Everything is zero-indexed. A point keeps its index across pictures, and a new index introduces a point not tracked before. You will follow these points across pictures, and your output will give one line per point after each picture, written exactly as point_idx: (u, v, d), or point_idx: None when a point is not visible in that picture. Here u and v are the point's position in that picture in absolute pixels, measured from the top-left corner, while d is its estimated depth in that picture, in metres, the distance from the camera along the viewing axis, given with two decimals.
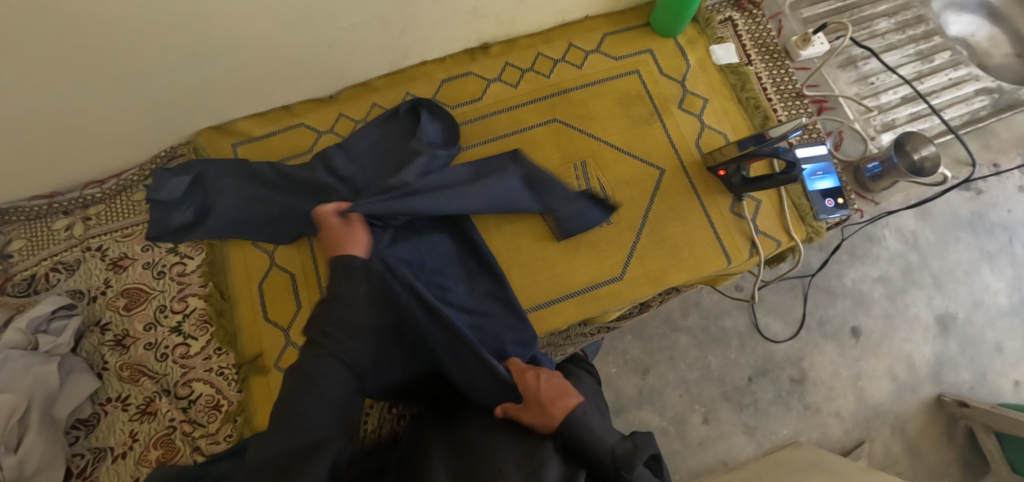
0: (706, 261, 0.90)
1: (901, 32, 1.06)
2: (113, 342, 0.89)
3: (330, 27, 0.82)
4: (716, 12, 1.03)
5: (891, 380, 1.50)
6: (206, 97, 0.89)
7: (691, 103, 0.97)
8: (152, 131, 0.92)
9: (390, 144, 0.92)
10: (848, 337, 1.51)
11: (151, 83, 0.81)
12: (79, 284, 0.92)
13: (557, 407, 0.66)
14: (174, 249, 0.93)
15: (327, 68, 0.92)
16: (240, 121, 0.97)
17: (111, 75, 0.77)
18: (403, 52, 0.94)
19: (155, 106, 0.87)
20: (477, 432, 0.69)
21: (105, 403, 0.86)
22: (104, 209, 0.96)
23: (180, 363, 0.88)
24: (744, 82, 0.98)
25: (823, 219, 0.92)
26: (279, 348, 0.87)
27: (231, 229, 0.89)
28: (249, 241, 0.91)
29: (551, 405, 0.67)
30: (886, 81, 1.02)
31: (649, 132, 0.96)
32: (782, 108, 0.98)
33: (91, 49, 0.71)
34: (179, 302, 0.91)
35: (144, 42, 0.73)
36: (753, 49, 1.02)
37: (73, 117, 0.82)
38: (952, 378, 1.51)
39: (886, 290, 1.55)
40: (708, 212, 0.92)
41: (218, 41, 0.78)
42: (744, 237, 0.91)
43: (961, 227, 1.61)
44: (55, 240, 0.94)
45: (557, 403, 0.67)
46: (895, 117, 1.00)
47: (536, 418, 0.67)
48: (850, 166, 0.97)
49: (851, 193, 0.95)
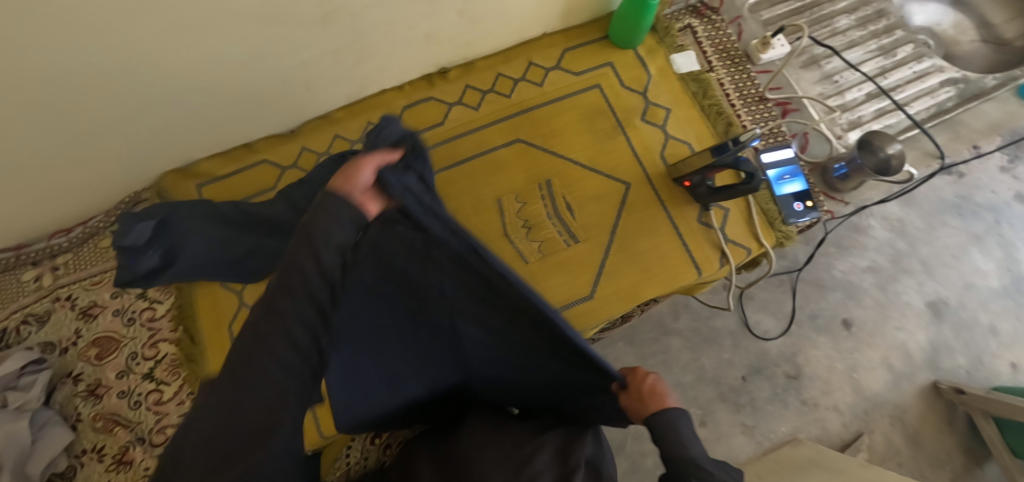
0: (677, 274, 0.89)
1: (862, 28, 1.06)
2: (85, 392, 0.88)
3: (281, 65, 0.82)
4: (675, 20, 1.02)
5: (888, 370, 1.48)
6: (165, 140, 0.88)
7: (654, 114, 0.97)
8: (114, 178, 0.92)
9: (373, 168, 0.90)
10: (840, 330, 1.50)
11: (106, 132, 0.81)
12: (50, 335, 0.92)
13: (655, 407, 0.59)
14: (143, 294, 0.93)
15: (284, 103, 0.91)
16: (202, 162, 0.96)
17: (63, 129, 0.77)
18: (360, 82, 0.94)
19: (113, 154, 0.86)
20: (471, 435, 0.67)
21: (80, 455, 0.86)
22: (71, 258, 0.95)
23: (154, 409, 0.87)
24: (705, 89, 0.98)
25: (792, 224, 0.92)
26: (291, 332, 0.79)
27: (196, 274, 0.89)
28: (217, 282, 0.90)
29: (651, 400, 0.60)
30: (850, 78, 1.02)
31: (613, 146, 0.95)
32: (746, 113, 0.97)
33: (40, 107, 0.71)
34: (150, 348, 0.90)
35: (92, 94, 0.73)
36: (714, 55, 1.01)
37: (31, 172, 0.82)
38: (948, 365, 1.50)
39: (876, 280, 1.54)
40: (676, 224, 0.91)
41: (168, 87, 0.77)
42: (714, 247, 0.90)
43: (947, 212, 1.60)
44: (24, 291, 0.94)
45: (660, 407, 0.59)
46: (860, 114, 1.00)
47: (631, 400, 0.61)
48: (817, 167, 0.96)
49: (820, 195, 0.95)
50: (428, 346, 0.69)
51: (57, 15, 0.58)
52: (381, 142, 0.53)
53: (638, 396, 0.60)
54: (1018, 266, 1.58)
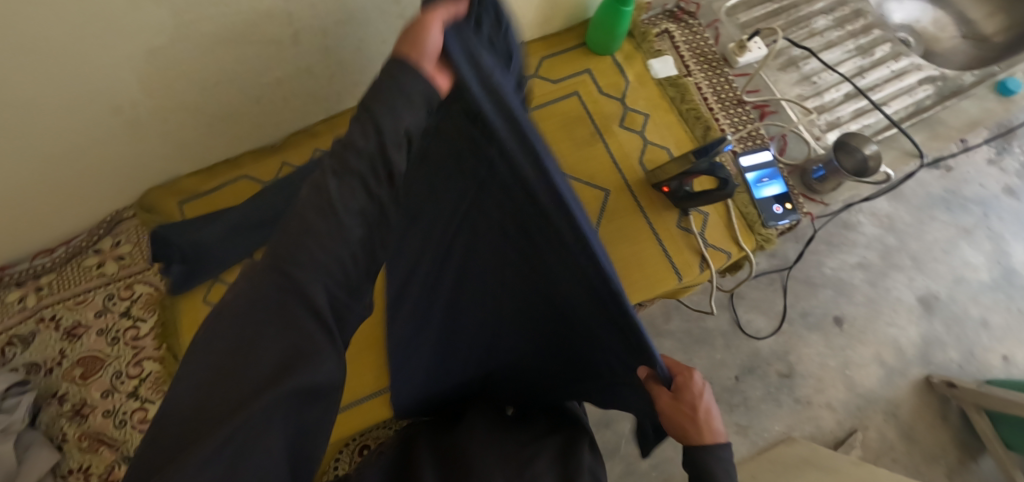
0: (657, 280, 0.89)
1: (839, 28, 1.06)
2: (70, 412, 0.89)
3: (255, 83, 0.82)
4: (652, 25, 1.03)
5: (880, 366, 1.48)
6: (143, 160, 0.89)
7: (632, 120, 0.97)
8: (95, 198, 0.92)
9: None
10: (831, 327, 1.50)
11: (84, 154, 0.81)
12: (35, 356, 0.92)
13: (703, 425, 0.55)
14: (127, 312, 0.93)
15: (263, 119, 0.92)
16: (183, 179, 0.97)
17: (39, 152, 0.77)
18: (339, 95, 0.94)
19: (92, 175, 0.87)
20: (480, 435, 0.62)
21: (66, 475, 0.86)
22: (55, 277, 0.96)
23: (139, 428, 0.87)
24: (683, 94, 0.98)
25: (772, 226, 0.92)
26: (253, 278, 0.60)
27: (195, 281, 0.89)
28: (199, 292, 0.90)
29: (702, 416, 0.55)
30: (828, 79, 1.02)
31: (592, 153, 0.95)
32: (724, 117, 0.97)
33: (14, 134, 0.72)
34: (134, 366, 0.91)
35: (66, 118, 0.73)
36: (691, 60, 1.01)
37: (10, 196, 0.82)
38: (940, 359, 1.50)
39: (866, 276, 1.54)
40: (656, 229, 0.91)
41: (142, 108, 0.78)
42: (694, 252, 0.90)
43: (935, 206, 1.60)
44: (9, 312, 0.94)
45: (708, 429, 0.55)
46: (838, 115, 1.00)
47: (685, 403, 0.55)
48: (796, 169, 0.97)
49: (799, 197, 0.95)
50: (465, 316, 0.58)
51: (20, 45, 0.59)
52: None
53: (689, 410, 0.55)
54: (1007, 259, 1.58)
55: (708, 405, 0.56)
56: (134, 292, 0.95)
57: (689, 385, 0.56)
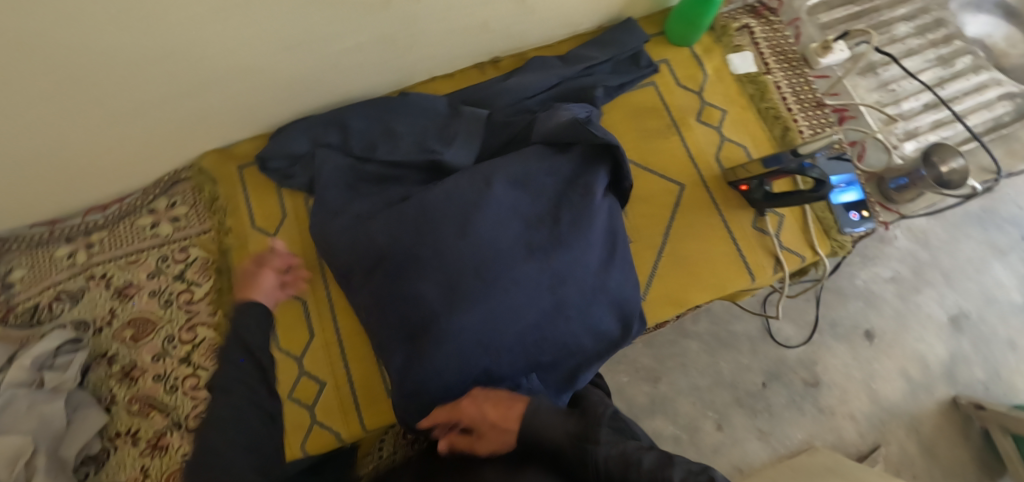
0: (730, 278, 0.87)
1: (920, 36, 1.03)
2: (120, 375, 0.86)
3: (336, 48, 0.80)
4: (733, 19, 1.00)
5: (905, 382, 1.39)
6: (209, 121, 0.86)
7: (709, 115, 0.95)
8: (152, 154, 0.88)
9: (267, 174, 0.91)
10: (859, 340, 1.41)
11: (149, 112, 0.79)
12: (84, 314, 0.89)
13: (507, 418, 0.67)
14: (181, 276, 0.91)
15: (333, 89, 0.89)
16: (243, 142, 0.93)
17: (106, 105, 0.74)
18: (412, 69, 0.92)
19: (149, 128, 0.82)
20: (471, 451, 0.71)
21: (114, 438, 0.84)
22: (106, 235, 0.93)
23: (190, 395, 0.85)
24: (762, 92, 0.96)
25: (847, 233, 0.90)
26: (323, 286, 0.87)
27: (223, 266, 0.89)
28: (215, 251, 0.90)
29: (500, 423, 0.66)
30: (908, 87, 0.99)
31: (667, 146, 0.93)
32: (804, 118, 0.95)
33: (81, 80, 0.68)
34: (187, 332, 0.88)
35: (141, 71, 0.71)
36: (771, 57, 0.99)
37: (72, 147, 0.79)
38: (966, 382, 1.40)
39: (897, 290, 1.45)
40: (729, 227, 0.89)
41: (218, 65, 0.75)
42: (768, 253, 0.88)
43: (970, 224, 1.52)
44: (57, 267, 0.91)
45: (504, 418, 0.67)
46: (918, 125, 0.97)
47: (490, 440, 0.65)
48: (874, 176, 0.94)
49: (876, 205, 0.93)
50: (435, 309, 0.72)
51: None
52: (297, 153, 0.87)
53: (489, 428, 0.67)
54: None
55: (490, 415, 0.68)
56: (189, 255, 0.92)
57: (469, 422, 0.68)
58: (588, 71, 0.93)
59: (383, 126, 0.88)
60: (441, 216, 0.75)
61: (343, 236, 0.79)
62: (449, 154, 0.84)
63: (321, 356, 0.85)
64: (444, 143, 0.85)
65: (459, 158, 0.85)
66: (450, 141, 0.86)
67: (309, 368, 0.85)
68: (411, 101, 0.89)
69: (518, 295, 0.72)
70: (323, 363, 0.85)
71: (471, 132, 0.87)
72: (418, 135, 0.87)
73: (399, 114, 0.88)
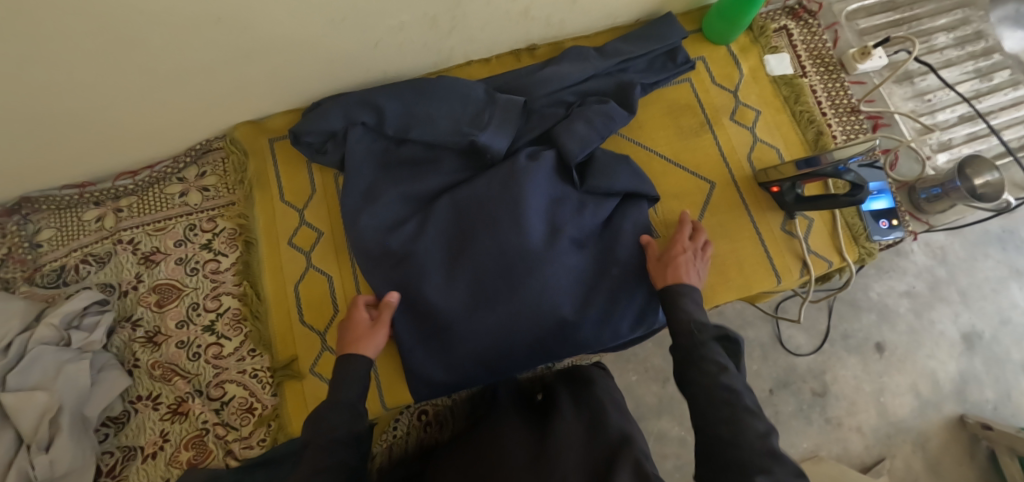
0: (756, 279, 0.87)
1: (960, 47, 1.00)
2: (144, 339, 0.87)
3: (380, 25, 0.80)
4: (771, 20, 0.99)
5: (915, 397, 1.38)
6: (247, 93, 0.86)
7: (743, 115, 0.94)
8: (188, 124, 0.88)
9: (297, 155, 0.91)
10: (870, 353, 1.40)
11: (190, 79, 0.79)
12: (110, 277, 0.90)
13: (675, 277, 0.77)
14: (208, 245, 0.90)
15: (370, 67, 0.88)
16: (277, 116, 0.94)
17: (150, 68, 0.75)
18: (449, 52, 0.91)
19: (188, 95, 0.82)
20: (493, 422, 0.78)
21: (135, 401, 0.85)
22: (135, 200, 0.93)
23: (213, 363, 0.85)
24: (798, 94, 0.95)
25: (875, 241, 0.90)
26: (338, 271, 0.88)
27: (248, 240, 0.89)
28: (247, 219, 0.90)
29: (667, 276, 0.78)
30: (944, 98, 0.98)
31: (699, 143, 0.93)
32: (837, 123, 0.95)
33: (128, 41, 0.69)
34: (212, 300, 0.88)
35: (189, 36, 0.71)
36: (808, 60, 0.98)
37: (110, 109, 0.79)
38: (974, 401, 1.38)
39: (913, 304, 1.43)
40: (758, 229, 0.89)
41: (263, 35, 0.75)
42: (795, 256, 0.88)
43: (990, 244, 1.48)
44: (86, 230, 0.92)
45: (675, 276, 0.78)
46: (951, 136, 0.96)
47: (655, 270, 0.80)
48: (905, 186, 0.94)
49: (905, 215, 0.92)
50: (453, 303, 0.81)
51: None
52: (335, 132, 0.87)
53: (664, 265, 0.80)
54: None
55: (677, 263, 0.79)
56: (217, 225, 0.92)
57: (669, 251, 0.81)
58: (624, 66, 0.93)
59: (413, 111, 0.86)
60: (470, 220, 0.82)
61: (372, 229, 0.84)
62: (484, 137, 0.84)
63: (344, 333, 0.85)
64: (479, 127, 0.85)
65: (496, 141, 0.85)
66: (485, 126, 0.85)
67: (332, 343, 0.85)
68: (444, 83, 0.88)
69: (530, 295, 0.80)
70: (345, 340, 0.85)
71: (507, 118, 0.87)
72: (455, 116, 0.86)
73: (432, 98, 0.87)
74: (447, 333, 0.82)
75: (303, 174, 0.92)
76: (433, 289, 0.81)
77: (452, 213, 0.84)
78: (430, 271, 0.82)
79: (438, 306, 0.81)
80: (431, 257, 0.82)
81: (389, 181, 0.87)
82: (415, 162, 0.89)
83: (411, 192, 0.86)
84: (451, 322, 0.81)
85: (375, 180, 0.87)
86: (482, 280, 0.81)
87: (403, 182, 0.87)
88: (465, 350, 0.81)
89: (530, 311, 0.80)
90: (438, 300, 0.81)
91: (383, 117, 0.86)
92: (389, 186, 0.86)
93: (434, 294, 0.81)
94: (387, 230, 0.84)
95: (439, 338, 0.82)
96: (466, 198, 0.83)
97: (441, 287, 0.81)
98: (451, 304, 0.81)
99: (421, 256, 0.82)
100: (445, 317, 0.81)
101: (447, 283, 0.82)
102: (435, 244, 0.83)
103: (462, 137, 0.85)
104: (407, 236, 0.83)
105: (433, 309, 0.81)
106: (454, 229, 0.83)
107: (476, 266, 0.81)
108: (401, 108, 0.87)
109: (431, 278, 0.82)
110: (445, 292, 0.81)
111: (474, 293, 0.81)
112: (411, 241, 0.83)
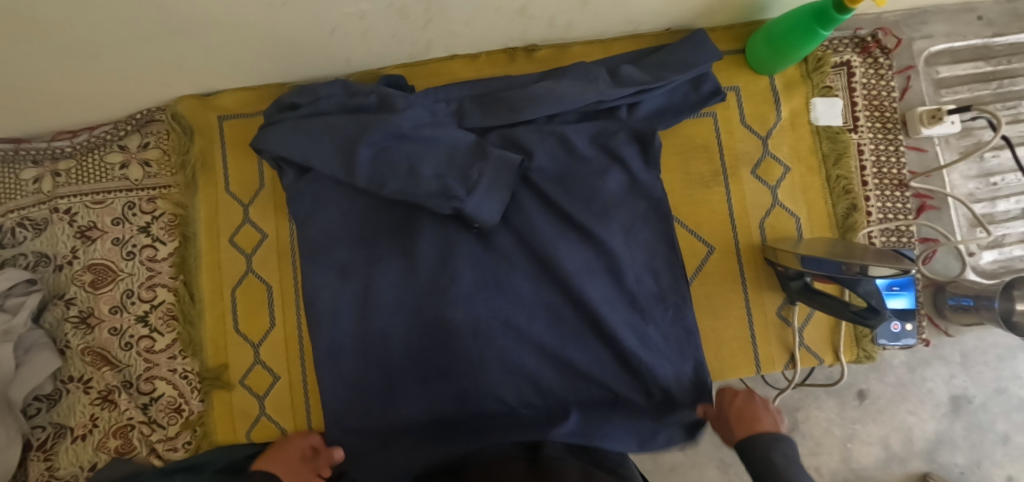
0: (732, 365, 0.77)
1: None
2: (76, 319, 0.82)
3: (334, 12, 0.64)
4: (831, 51, 0.80)
5: (882, 449, 1.02)
6: (185, 70, 0.73)
7: (767, 170, 0.80)
8: (123, 94, 0.77)
9: (248, 159, 0.82)
10: (849, 399, 1.02)
11: (110, 54, 0.66)
12: (46, 247, 0.83)
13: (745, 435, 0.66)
14: (146, 229, 0.83)
15: (331, 54, 0.74)
16: (227, 93, 0.81)
17: (56, 40, 0.62)
18: (426, 44, 0.76)
19: (117, 72, 0.71)
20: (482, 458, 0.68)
21: (66, 382, 0.82)
22: (74, 166, 0.84)
23: (144, 356, 0.81)
24: (840, 154, 0.79)
25: (880, 344, 0.79)
26: (284, 289, 0.80)
27: (191, 229, 0.82)
28: (190, 201, 0.82)
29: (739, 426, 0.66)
30: (1012, 183, 0.81)
31: (704, 197, 0.79)
32: (876, 197, 0.80)
33: (14, 11, 0.56)
34: (147, 290, 0.82)
35: (91, 11, 0.58)
36: (863, 110, 0.81)
37: (24, 77, 0.68)
38: (939, 465, 1.01)
39: (906, 358, 1.03)
40: (750, 309, 0.78)
41: (186, 16, 0.61)
42: (784, 348, 0.78)
43: None
44: (24, 191, 0.84)
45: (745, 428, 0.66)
46: (1006, 232, 0.81)
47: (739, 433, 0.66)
48: (933, 284, 0.81)
49: (923, 318, 0.80)
50: (411, 378, 0.71)
51: None
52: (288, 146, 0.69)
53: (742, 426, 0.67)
54: None
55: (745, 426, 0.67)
56: (156, 208, 0.83)
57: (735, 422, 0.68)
58: (637, 99, 0.74)
59: (388, 150, 0.68)
60: (437, 283, 0.71)
61: (323, 278, 0.72)
62: (471, 204, 0.67)
63: (277, 350, 0.80)
64: (466, 187, 0.67)
65: (485, 210, 0.67)
66: (472, 187, 0.67)
67: (265, 358, 0.80)
68: (419, 117, 0.69)
69: (497, 376, 0.70)
70: (277, 356, 0.80)
71: (499, 178, 0.68)
72: (439, 168, 0.67)
73: (417, 144, 0.68)
74: (398, 407, 0.71)
75: (257, 167, 0.82)
76: (382, 348, 0.71)
77: (424, 275, 0.71)
78: (386, 330, 0.71)
79: (391, 375, 0.71)
80: (387, 307, 0.71)
81: (345, 208, 0.72)
82: (387, 223, 0.72)
83: (366, 227, 0.72)
84: (402, 396, 0.71)
85: (328, 198, 0.71)
86: (447, 351, 0.70)
87: (357, 210, 0.72)
88: (410, 415, 0.71)
89: (489, 392, 0.70)
90: (393, 367, 0.71)
91: (352, 162, 0.67)
92: (332, 214, 0.72)
93: (380, 353, 0.71)
94: (356, 290, 0.71)
95: (387, 406, 0.71)
96: (434, 251, 0.71)
97: (392, 350, 0.71)
98: (405, 371, 0.71)
99: (379, 304, 0.71)
100: (383, 387, 0.71)
101: (406, 350, 0.71)
102: (402, 311, 0.71)
103: (445, 202, 0.67)
104: (360, 288, 0.71)
105: (398, 407, 0.71)
106: (420, 289, 0.71)
107: (443, 337, 0.71)
108: (375, 151, 0.68)
109: (383, 334, 0.71)
110: (398, 354, 0.71)
111: (448, 395, 0.70)
112: (367, 298, 0.71)
